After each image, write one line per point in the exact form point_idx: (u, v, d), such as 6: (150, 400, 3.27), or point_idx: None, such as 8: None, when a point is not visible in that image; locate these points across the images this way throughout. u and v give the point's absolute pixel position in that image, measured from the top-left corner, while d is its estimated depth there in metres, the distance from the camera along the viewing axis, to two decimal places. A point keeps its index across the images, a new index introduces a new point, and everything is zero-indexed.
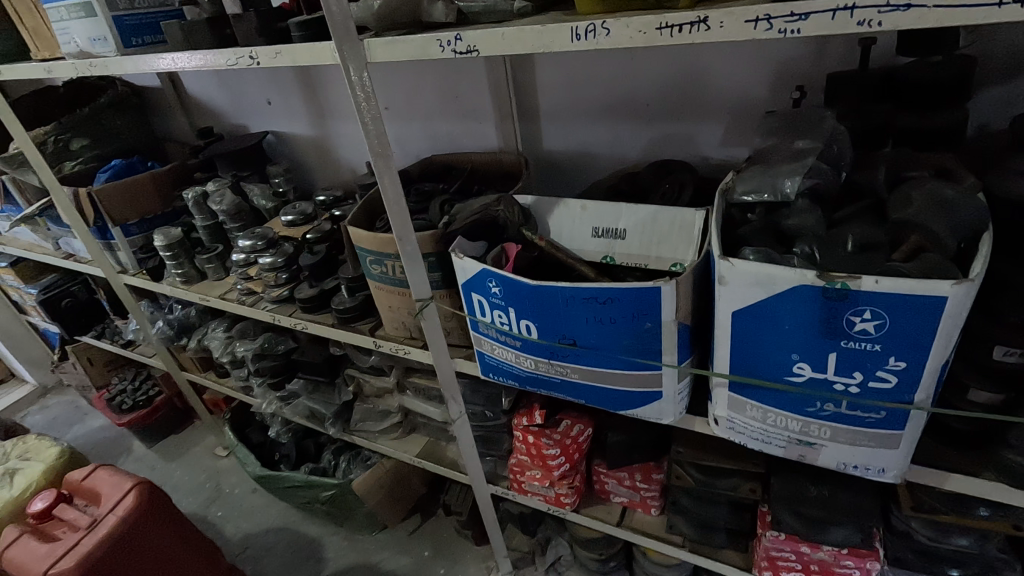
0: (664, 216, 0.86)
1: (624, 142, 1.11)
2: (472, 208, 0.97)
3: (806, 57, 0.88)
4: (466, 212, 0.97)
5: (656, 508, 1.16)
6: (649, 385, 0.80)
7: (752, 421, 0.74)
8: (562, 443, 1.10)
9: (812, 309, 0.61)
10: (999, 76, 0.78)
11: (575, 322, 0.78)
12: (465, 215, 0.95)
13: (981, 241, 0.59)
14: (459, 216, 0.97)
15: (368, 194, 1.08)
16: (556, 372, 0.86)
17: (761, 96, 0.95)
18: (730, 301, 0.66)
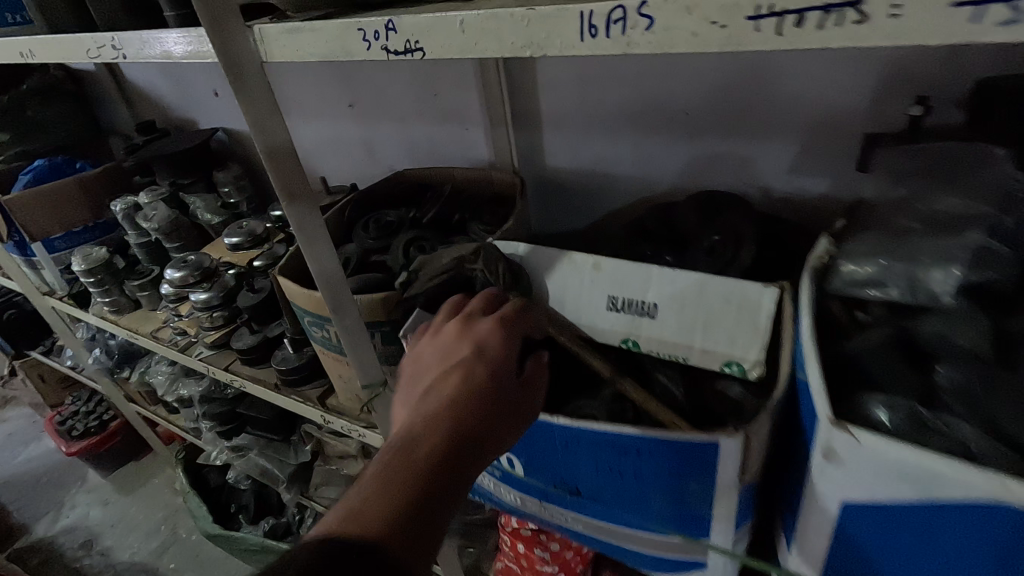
0: (715, 291, 0.59)
1: (653, 163, 0.83)
2: (439, 259, 0.69)
3: (936, 55, 0.58)
4: (431, 266, 0.69)
5: None
6: (687, 556, 0.54)
7: None
8: (561, 557, 0.85)
9: (1009, 543, 0.33)
10: None
11: (579, 468, 0.51)
12: (428, 272, 0.68)
13: None
14: (421, 272, 0.69)
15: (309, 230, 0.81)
16: (551, 516, 0.60)
17: (858, 110, 0.65)
18: (841, 485, 0.39)
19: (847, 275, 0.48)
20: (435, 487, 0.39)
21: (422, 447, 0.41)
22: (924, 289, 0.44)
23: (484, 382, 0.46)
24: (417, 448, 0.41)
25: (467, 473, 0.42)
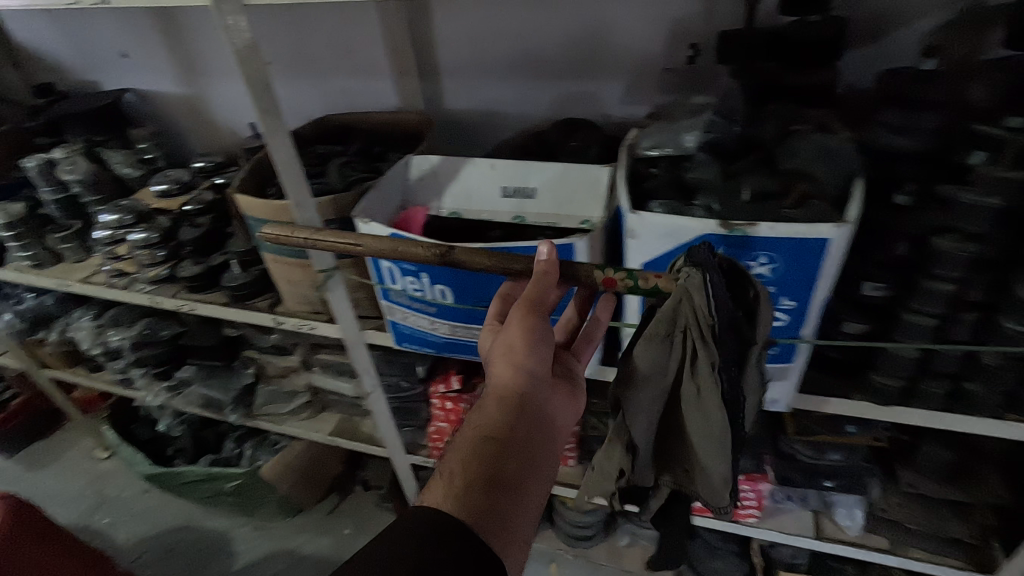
0: (572, 173, 0.86)
1: (528, 101, 1.10)
2: (689, 289, 0.57)
3: (701, 15, 0.91)
4: (695, 319, 0.57)
5: (573, 458, 1.20)
6: None
7: None
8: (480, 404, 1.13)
9: (716, 256, 0.64)
10: (863, 37, 0.86)
11: (491, 283, 0.78)
12: (705, 309, 0.56)
13: (854, 188, 0.64)
14: (686, 323, 0.57)
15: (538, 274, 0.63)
16: (473, 336, 0.86)
17: (659, 53, 0.96)
18: (639, 253, 0.69)
19: (639, 147, 0.78)
20: (485, 459, 0.60)
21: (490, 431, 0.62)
22: (677, 145, 0.75)
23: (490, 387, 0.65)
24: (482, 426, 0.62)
25: (493, 457, 0.60)
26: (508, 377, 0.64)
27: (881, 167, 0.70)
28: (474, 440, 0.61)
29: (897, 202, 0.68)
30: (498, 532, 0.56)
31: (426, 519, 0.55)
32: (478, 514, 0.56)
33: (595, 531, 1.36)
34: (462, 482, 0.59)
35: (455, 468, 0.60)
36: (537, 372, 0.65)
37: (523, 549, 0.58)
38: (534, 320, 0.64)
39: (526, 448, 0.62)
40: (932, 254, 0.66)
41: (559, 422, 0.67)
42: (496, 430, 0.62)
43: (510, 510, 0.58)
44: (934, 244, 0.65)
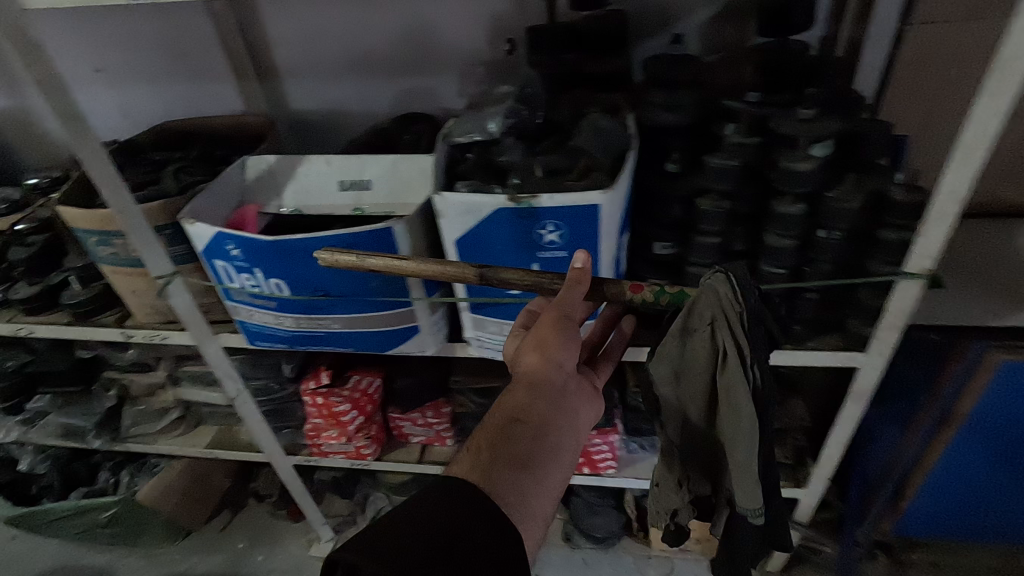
0: (402, 164, 0.91)
1: (370, 98, 1.13)
2: (711, 286, 0.64)
3: (512, 12, 0.98)
4: (721, 310, 0.63)
5: (451, 438, 1.26)
6: (405, 322, 0.88)
7: (493, 335, 0.86)
8: (352, 397, 1.15)
9: (512, 228, 0.72)
10: (651, 29, 0.97)
11: (324, 272, 0.81)
12: (732, 299, 0.63)
13: (627, 158, 0.73)
14: (718, 313, 0.63)
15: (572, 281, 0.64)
16: (317, 326, 0.89)
17: (483, 49, 1.03)
18: (452, 231, 0.75)
19: (452, 134, 0.84)
20: (509, 442, 0.61)
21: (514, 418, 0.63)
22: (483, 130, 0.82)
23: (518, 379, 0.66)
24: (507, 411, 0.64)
25: (515, 442, 0.61)
26: (539, 366, 0.65)
27: (656, 141, 0.80)
28: (503, 423, 0.63)
29: (669, 169, 0.79)
30: (518, 508, 0.59)
31: (447, 490, 0.58)
32: (500, 491, 0.58)
33: None
34: (486, 460, 0.61)
35: (480, 446, 0.62)
36: (567, 367, 0.67)
37: (540, 526, 0.61)
38: (567, 322, 0.66)
39: (549, 439, 0.63)
40: (697, 213, 0.77)
41: (581, 421, 0.68)
42: (521, 419, 0.63)
43: (532, 491, 0.60)
44: (697, 205, 0.76)
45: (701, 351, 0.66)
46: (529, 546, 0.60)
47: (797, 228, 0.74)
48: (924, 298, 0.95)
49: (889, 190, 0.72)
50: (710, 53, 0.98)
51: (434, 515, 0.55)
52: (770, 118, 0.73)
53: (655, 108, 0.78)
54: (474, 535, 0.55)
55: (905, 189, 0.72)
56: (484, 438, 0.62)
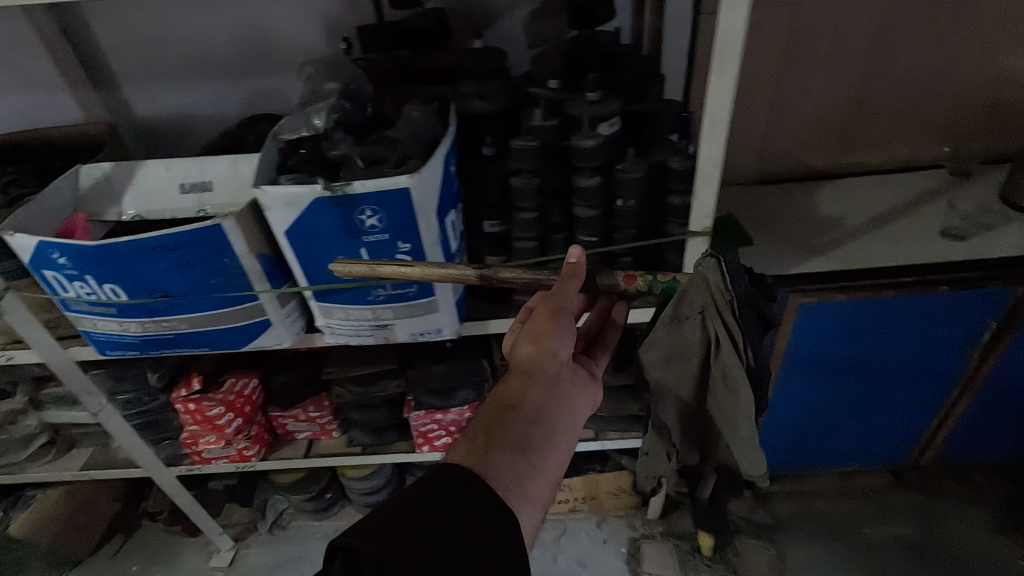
0: (242, 162, 0.93)
1: (217, 101, 1.13)
2: (704, 274, 0.72)
3: (345, 12, 1.03)
4: (712, 298, 0.72)
5: (335, 430, 1.29)
6: (255, 317, 0.90)
7: (341, 321, 0.90)
8: (226, 399, 1.14)
9: (333, 215, 0.76)
10: (477, 24, 1.04)
11: (159, 273, 0.82)
12: (722, 286, 0.71)
13: (437, 145, 0.79)
14: (707, 302, 0.72)
15: (569, 270, 0.71)
16: (164, 328, 0.90)
17: (322, 48, 1.07)
18: (279, 223, 0.78)
19: (280, 134, 0.86)
20: (503, 424, 0.62)
21: (507, 402, 0.64)
22: (310, 125, 0.86)
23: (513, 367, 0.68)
24: (502, 397, 0.65)
25: (510, 423, 0.62)
26: (533, 354, 0.67)
27: (474, 127, 0.87)
28: (501, 409, 0.63)
29: (485, 153, 0.86)
30: (516, 491, 0.58)
31: (443, 474, 0.57)
32: (496, 474, 0.58)
33: (385, 496, 1.49)
34: (482, 445, 0.61)
35: (476, 432, 0.62)
36: (562, 355, 0.68)
37: (538, 511, 0.60)
38: (561, 310, 0.68)
39: (545, 421, 0.64)
40: (512, 191, 0.85)
41: (578, 405, 0.68)
42: (517, 402, 0.64)
43: (528, 474, 0.60)
44: (511, 183, 0.84)
45: (697, 334, 0.75)
46: (528, 531, 0.59)
47: (596, 198, 0.83)
48: (736, 255, 1.09)
49: (669, 160, 0.82)
50: (536, 45, 1.06)
51: (433, 499, 0.54)
52: (565, 102, 0.82)
53: (468, 97, 0.85)
54: (465, 508, 0.54)
55: (683, 158, 0.82)
56: (479, 423, 0.63)
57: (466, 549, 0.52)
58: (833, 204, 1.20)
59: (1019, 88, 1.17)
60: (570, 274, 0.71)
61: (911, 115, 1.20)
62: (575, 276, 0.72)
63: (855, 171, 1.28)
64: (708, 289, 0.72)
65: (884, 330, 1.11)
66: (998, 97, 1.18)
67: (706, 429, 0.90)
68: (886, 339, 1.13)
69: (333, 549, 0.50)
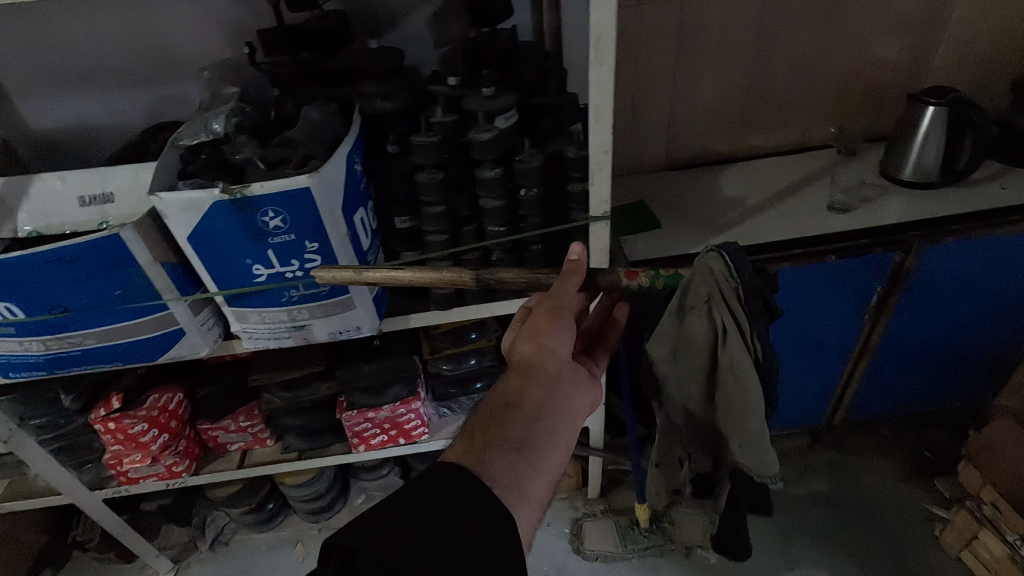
0: (143, 170, 0.92)
1: (118, 110, 1.10)
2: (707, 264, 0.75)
3: (245, 16, 1.02)
4: (716, 286, 0.75)
5: (270, 439, 1.28)
6: (166, 327, 0.89)
7: (257, 325, 0.90)
8: (149, 415, 1.11)
9: (235, 218, 0.77)
10: (380, 25, 1.06)
11: (60, 289, 0.81)
12: (727, 273, 0.74)
13: (338, 145, 0.80)
14: (711, 290, 0.76)
15: (569, 267, 0.75)
16: (69, 345, 0.87)
17: (226, 53, 1.06)
18: (180, 229, 0.78)
19: (179, 140, 0.85)
20: (500, 422, 0.62)
21: (506, 399, 0.65)
22: (209, 128, 0.85)
23: (514, 365, 0.69)
24: (502, 393, 0.65)
25: (508, 419, 0.62)
26: (533, 352, 0.68)
27: (377, 126, 0.89)
28: (500, 407, 0.64)
29: (390, 150, 0.89)
30: (513, 491, 0.57)
31: (441, 472, 0.56)
32: (494, 473, 0.57)
33: (328, 500, 1.48)
34: (480, 443, 0.61)
35: (474, 431, 0.62)
36: (561, 354, 0.69)
37: (535, 511, 0.59)
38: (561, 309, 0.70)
39: (544, 419, 0.64)
40: (418, 186, 0.87)
41: (577, 403, 0.69)
42: (516, 399, 0.64)
43: (526, 475, 0.59)
44: (417, 178, 0.87)
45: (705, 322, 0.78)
46: (524, 533, 0.58)
47: (499, 189, 0.86)
48: (646, 238, 1.15)
49: (565, 150, 0.87)
50: (442, 45, 1.09)
51: (432, 497, 0.53)
52: (464, 98, 0.85)
53: (369, 97, 0.86)
54: (462, 507, 0.53)
55: (579, 146, 0.87)
56: (477, 421, 0.63)
57: (467, 548, 0.51)
58: (735, 185, 1.28)
59: (889, 72, 1.29)
60: (572, 272, 0.74)
61: (799, 100, 1.30)
62: (576, 273, 0.75)
63: (754, 154, 1.37)
64: (711, 277, 0.75)
65: (785, 300, 1.19)
66: (872, 81, 1.30)
67: (717, 434, 0.91)
68: (788, 309, 1.21)
69: (327, 548, 0.49)
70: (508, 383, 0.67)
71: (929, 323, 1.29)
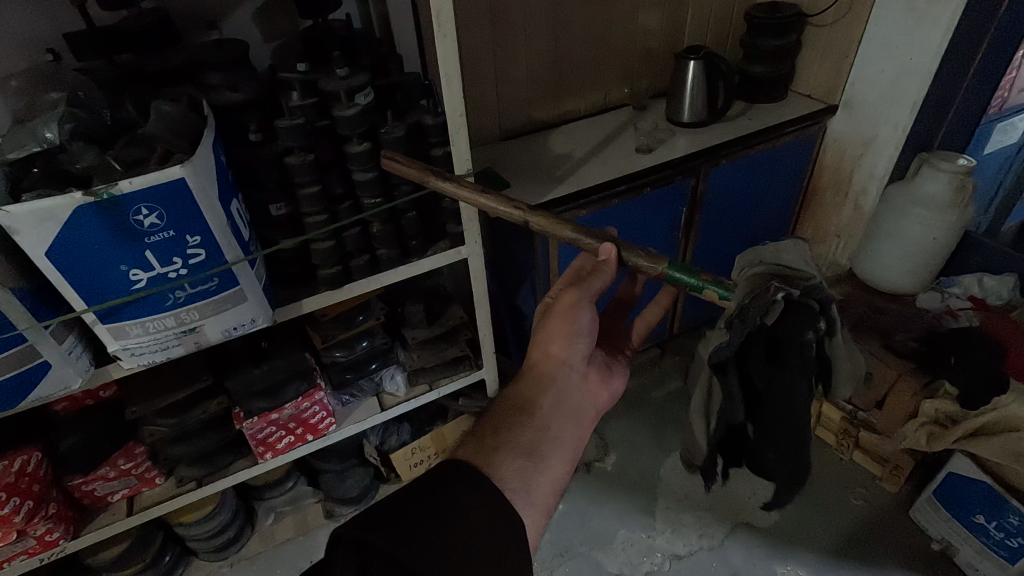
0: None
1: None
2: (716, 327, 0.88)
3: (40, 21, 0.93)
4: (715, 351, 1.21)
5: (159, 476, 1.18)
6: (25, 364, 0.80)
7: (140, 338, 0.85)
8: (4, 483, 0.97)
9: (103, 221, 0.74)
10: (202, 22, 1.04)
11: None
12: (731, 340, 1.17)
13: (201, 136, 0.80)
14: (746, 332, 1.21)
15: (607, 256, 0.88)
16: None
17: (21, 62, 0.95)
18: (35, 244, 0.72)
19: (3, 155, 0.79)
20: (510, 420, 0.78)
21: (517, 399, 0.81)
22: (38, 139, 0.80)
23: (531, 364, 0.86)
24: (517, 391, 0.83)
25: (520, 419, 0.78)
26: (545, 356, 0.86)
27: (233, 117, 0.89)
28: (515, 413, 0.79)
29: (252, 139, 0.90)
30: (521, 496, 0.69)
31: (452, 467, 0.66)
32: (506, 477, 0.69)
33: (234, 531, 1.40)
34: (490, 443, 0.73)
35: (491, 431, 0.76)
36: (569, 358, 0.86)
37: (539, 517, 0.70)
38: (581, 303, 0.85)
39: (551, 421, 0.79)
40: (290, 169, 0.90)
41: (585, 406, 0.84)
42: (528, 401, 0.81)
43: (532, 479, 0.71)
44: (287, 162, 0.89)
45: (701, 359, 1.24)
46: (532, 534, 0.70)
47: (370, 161, 0.93)
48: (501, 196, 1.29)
49: (423, 119, 0.97)
50: (272, 38, 1.10)
51: (427, 490, 0.62)
52: (319, 81, 0.90)
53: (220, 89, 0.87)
54: (462, 496, 0.62)
55: (434, 115, 0.97)
56: (493, 415, 0.79)
57: (460, 523, 0.59)
58: (561, 145, 1.49)
59: (657, 39, 1.60)
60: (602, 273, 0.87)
61: (595, 68, 1.55)
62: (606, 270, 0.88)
63: (570, 118, 1.60)
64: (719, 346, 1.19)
65: (622, 232, 1.42)
66: (645, 47, 1.59)
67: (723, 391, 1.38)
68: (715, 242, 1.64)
69: (338, 537, 0.56)
70: (526, 383, 0.84)
71: (725, 235, 1.63)
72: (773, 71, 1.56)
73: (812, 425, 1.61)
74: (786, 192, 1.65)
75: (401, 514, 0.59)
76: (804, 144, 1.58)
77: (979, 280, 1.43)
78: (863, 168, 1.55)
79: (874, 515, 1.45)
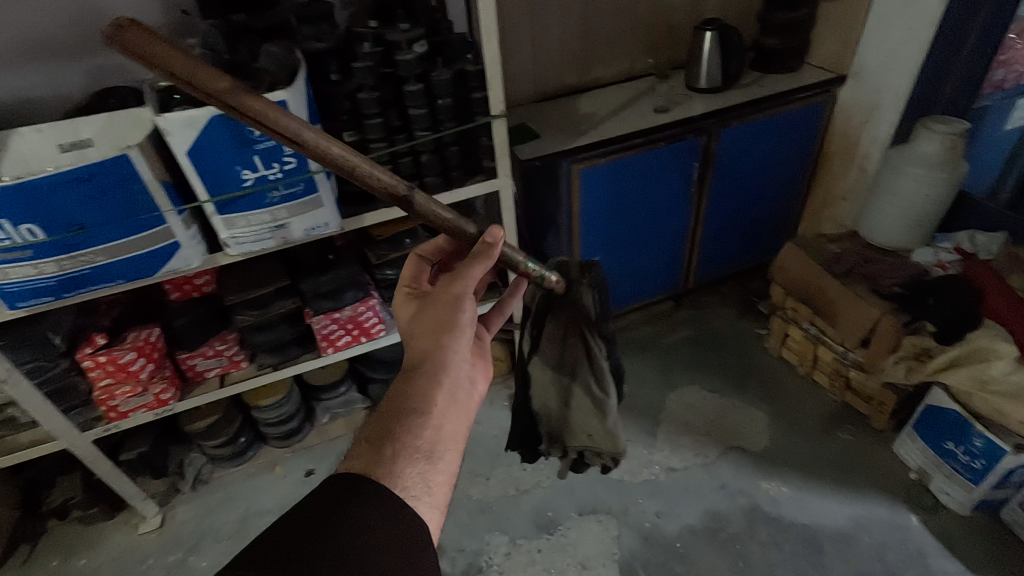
0: (116, 118, 1.02)
1: (61, 82, 1.21)
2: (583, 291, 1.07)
3: None
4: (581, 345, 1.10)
5: (244, 359, 1.46)
6: (164, 240, 1.08)
7: (244, 229, 1.12)
8: (135, 346, 1.26)
9: (226, 130, 1.00)
10: None
11: (73, 206, 0.98)
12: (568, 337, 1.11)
13: (296, 71, 1.05)
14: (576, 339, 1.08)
15: (487, 247, 0.86)
16: (82, 263, 1.05)
17: (162, 19, 1.23)
18: (180, 144, 0.99)
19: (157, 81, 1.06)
20: (405, 422, 0.72)
21: (404, 403, 0.75)
22: None
23: (416, 357, 0.81)
24: (403, 390, 0.77)
25: (414, 423, 0.73)
26: (428, 347, 0.81)
27: (318, 61, 1.14)
28: (409, 414, 0.73)
29: (332, 78, 1.14)
30: (424, 496, 0.66)
31: (349, 482, 0.62)
32: (407, 480, 0.66)
33: (297, 422, 1.68)
34: (387, 453, 0.68)
35: (381, 435, 0.70)
36: (456, 349, 0.81)
37: (439, 512, 0.68)
38: (465, 297, 0.84)
39: (449, 415, 0.75)
40: (360, 103, 1.14)
41: (471, 393, 0.81)
42: (424, 402, 0.75)
43: (433, 480, 0.68)
44: (359, 97, 1.14)
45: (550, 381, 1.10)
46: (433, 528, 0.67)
47: (422, 99, 1.16)
48: (531, 145, 1.51)
49: (466, 68, 1.19)
50: (348, 5, 1.35)
51: (326, 500, 0.59)
52: (385, 34, 1.14)
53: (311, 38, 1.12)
54: (357, 516, 0.58)
55: (475, 64, 1.19)
56: (381, 424, 0.72)
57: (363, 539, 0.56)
58: (587, 106, 1.69)
59: (679, 15, 1.77)
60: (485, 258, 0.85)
61: (622, 39, 1.74)
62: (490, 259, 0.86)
63: (598, 85, 1.80)
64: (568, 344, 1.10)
65: (639, 181, 1.61)
66: (669, 21, 1.77)
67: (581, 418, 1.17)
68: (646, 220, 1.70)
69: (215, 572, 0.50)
70: (415, 381, 0.78)
71: (736, 192, 1.78)
72: (787, 43, 1.70)
73: (809, 368, 1.76)
74: (796, 157, 1.78)
75: (294, 539, 0.54)
76: (815, 111, 1.71)
77: (971, 237, 1.55)
78: (867, 133, 1.69)
79: (858, 447, 1.59)
